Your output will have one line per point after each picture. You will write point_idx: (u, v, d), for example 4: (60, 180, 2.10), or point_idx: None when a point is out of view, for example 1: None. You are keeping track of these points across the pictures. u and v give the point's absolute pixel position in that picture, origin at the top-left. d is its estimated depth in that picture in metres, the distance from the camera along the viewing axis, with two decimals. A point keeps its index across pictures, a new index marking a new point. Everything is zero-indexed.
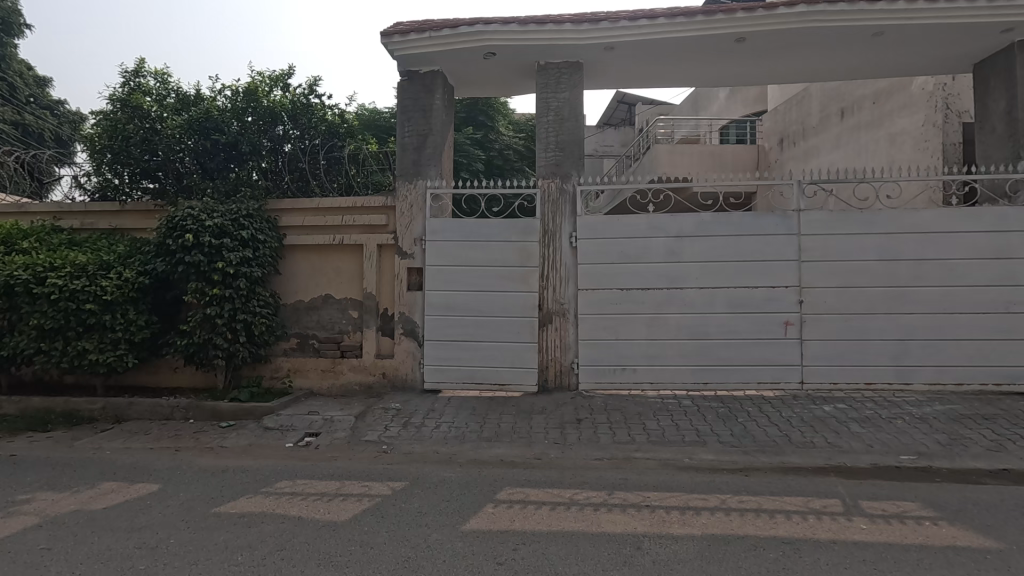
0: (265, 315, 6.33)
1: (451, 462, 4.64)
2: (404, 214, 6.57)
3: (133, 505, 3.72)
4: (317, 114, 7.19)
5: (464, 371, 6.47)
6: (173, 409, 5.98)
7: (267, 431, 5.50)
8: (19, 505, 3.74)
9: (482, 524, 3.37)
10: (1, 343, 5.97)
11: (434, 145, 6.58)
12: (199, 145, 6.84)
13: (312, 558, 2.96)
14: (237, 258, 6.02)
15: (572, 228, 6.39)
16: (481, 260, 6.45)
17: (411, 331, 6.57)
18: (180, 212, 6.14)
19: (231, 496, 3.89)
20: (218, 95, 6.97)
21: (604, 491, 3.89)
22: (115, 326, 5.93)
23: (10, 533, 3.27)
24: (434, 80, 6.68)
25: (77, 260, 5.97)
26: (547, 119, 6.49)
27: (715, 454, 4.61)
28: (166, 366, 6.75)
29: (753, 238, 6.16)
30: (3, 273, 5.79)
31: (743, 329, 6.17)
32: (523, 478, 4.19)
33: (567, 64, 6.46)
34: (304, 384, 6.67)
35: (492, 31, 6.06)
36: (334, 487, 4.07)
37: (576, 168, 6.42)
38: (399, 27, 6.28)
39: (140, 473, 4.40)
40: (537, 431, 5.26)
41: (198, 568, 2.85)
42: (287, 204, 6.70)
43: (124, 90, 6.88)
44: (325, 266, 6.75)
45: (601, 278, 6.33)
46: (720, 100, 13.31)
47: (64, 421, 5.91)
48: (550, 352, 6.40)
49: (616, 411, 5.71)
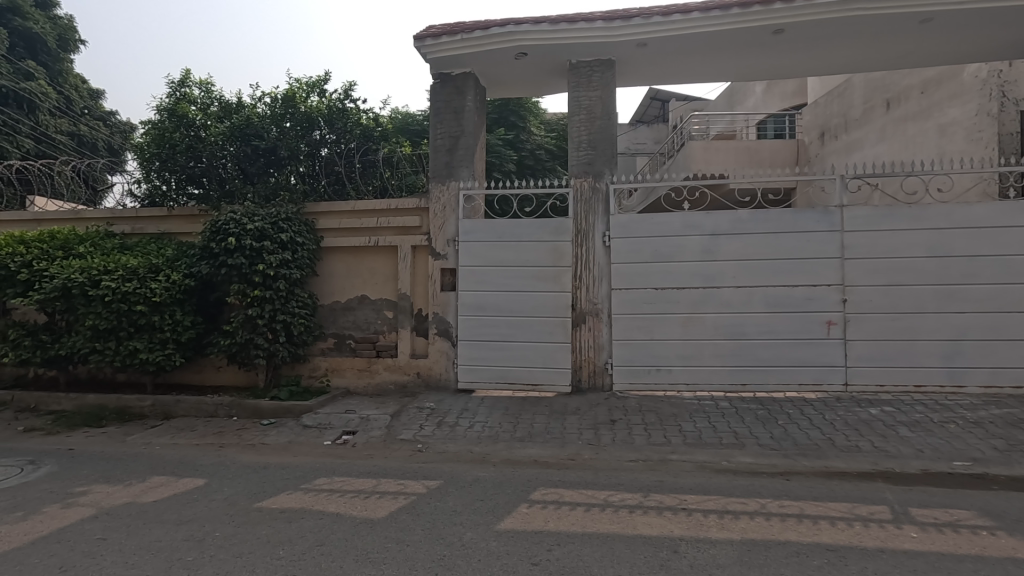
0: (303, 315, 6.50)
1: (485, 462, 4.66)
2: (437, 215, 6.63)
3: (181, 499, 3.87)
4: (353, 119, 7.37)
5: (496, 371, 6.50)
6: (217, 407, 6.20)
7: (306, 429, 5.64)
8: (76, 497, 3.93)
9: (515, 524, 3.37)
10: (60, 342, 6.30)
11: (466, 146, 6.63)
12: (241, 151, 7.08)
13: (350, 554, 3.02)
14: (277, 260, 6.20)
15: (606, 227, 6.33)
16: (512, 260, 6.46)
17: (444, 331, 6.63)
18: (223, 216, 6.36)
19: (272, 492, 4.00)
20: (258, 102, 7.22)
21: (639, 493, 3.84)
22: (163, 327, 6.18)
23: (67, 524, 3.44)
24: (467, 81, 6.73)
25: (128, 264, 6.23)
26: (579, 117, 6.46)
27: (754, 457, 4.49)
28: (210, 366, 7.00)
29: (793, 235, 5.98)
30: (61, 276, 6.08)
31: (783, 329, 6.00)
32: (556, 479, 4.17)
33: (599, 61, 6.44)
34: (341, 383, 6.81)
35: (524, 31, 6.07)
36: (371, 485, 4.14)
37: (608, 167, 6.37)
38: (432, 30, 6.37)
39: (187, 468, 4.57)
40: (571, 431, 5.24)
41: (242, 561, 2.94)
42: (324, 207, 6.84)
43: (170, 100, 7.14)
44: (361, 268, 6.88)
45: (634, 278, 6.25)
46: (757, 93, 12.92)
47: (117, 417, 6.20)
48: (583, 352, 6.35)
49: (651, 413, 5.64)
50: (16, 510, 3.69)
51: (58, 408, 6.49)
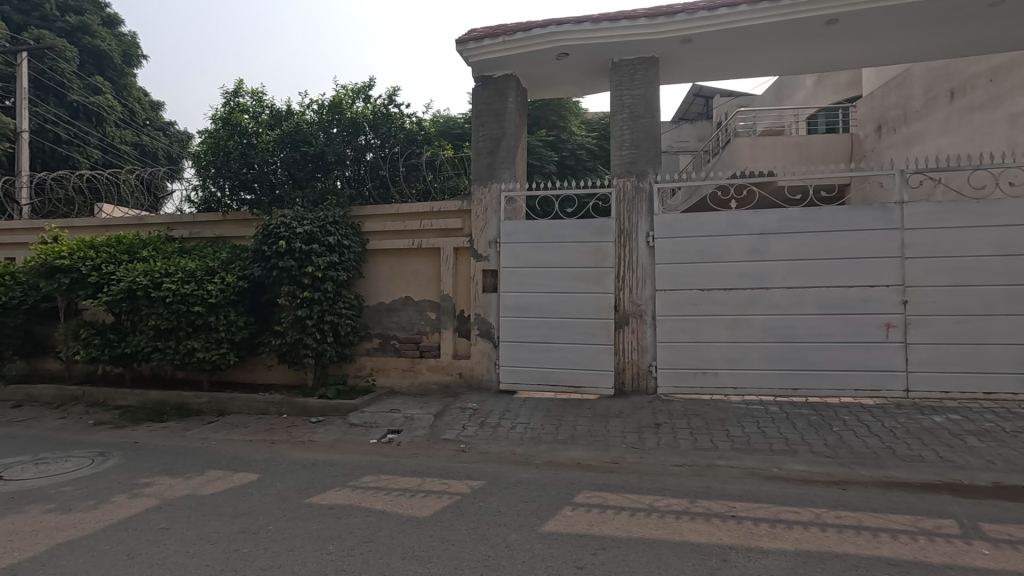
0: (349, 316, 6.66)
1: (528, 463, 4.66)
2: (478, 217, 6.68)
3: (236, 493, 4.03)
4: (396, 123, 7.48)
5: (538, 372, 6.49)
6: (269, 404, 6.42)
7: (352, 427, 5.78)
8: (141, 488, 4.15)
9: (559, 527, 3.35)
10: (127, 342, 6.67)
11: (507, 148, 6.66)
12: (291, 157, 7.31)
13: (396, 552, 3.07)
14: (325, 263, 6.39)
15: (649, 227, 6.23)
16: (553, 261, 6.44)
17: (486, 332, 6.67)
18: (274, 220, 6.58)
19: (321, 488, 4.12)
20: (306, 108, 7.45)
21: (685, 498, 3.76)
22: (219, 327, 6.46)
23: (133, 514, 3.64)
24: (508, 83, 6.75)
25: (187, 267, 6.53)
26: (621, 116, 6.39)
27: (807, 464, 4.32)
28: (262, 365, 7.26)
29: (848, 234, 5.73)
30: (126, 279, 6.42)
31: (836, 332, 5.76)
32: (600, 482, 4.13)
33: (642, 59, 6.35)
34: (385, 383, 6.95)
35: (566, 31, 6.04)
36: (416, 483, 4.20)
37: (652, 166, 6.26)
38: (474, 34, 6.43)
39: (241, 463, 4.76)
40: (614, 435, 5.17)
41: (294, 555, 3.03)
42: (369, 210, 6.99)
43: (225, 110, 7.45)
44: (404, 270, 7.01)
45: (679, 279, 6.13)
46: (807, 86, 12.43)
47: (176, 412, 6.52)
48: (626, 354, 6.27)
49: (697, 416, 5.51)
50: (88, 499, 3.92)
51: (124, 403, 6.88)
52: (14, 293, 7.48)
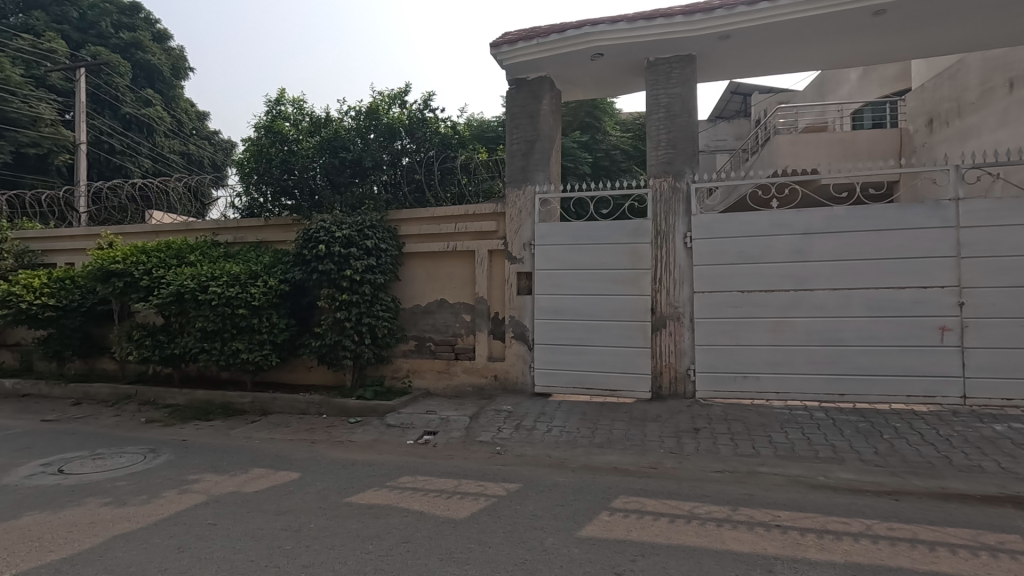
0: (386, 318, 6.77)
1: (564, 467, 4.62)
2: (513, 220, 6.69)
3: (279, 491, 4.14)
4: (432, 128, 7.62)
5: (573, 375, 6.44)
6: (309, 405, 6.58)
7: (389, 428, 5.86)
8: (190, 484, 4.31)
9: (597, 532, 3.31)
10: (175, 343, 6.93)
11: (542, 150, 6.65)
12: (330, 163, 7.47)
13: (434, 553, 3.09)
14: (363, 266, 6.51)
15: (687, 228, 6.12)
16: (589, 263, 6.39)
17: (521, 334, 6.66)
18: (314, 225, 6.73)
19: (360, 488, 4.18)
20: (345, 115, 7.62)
21: (727, 506, 3.66)
22: (261, 329, 6.66)
23: (182, 509, 3.77)
24: (542, 85, 6.75)
25: (231, 270, 6.75)
26: (658, 115, 6.30)
27: (855, 473, 4.15)
28: (302, 366, 7.44)
29: (898, 233, 5.49)
30: (175, 282, 6.68)
31: (886, 335, 5.52)
32: (637, 487, 4.06)
33: (678, 57, 6.25)
34: (421, 384, 7.02)
35: (600, 32, 5.99)
36: (453, 485, 4.22)
37: (689, 166, 6.15)
38: (508, 37, 6.45)
39: (283, 462, 4.88)
40: (652, 439, 5.09)
41: (335, 553, 3.08)
42: (405, 214, 7.09)
43: (268, 118, 7.67)
44: (439, 273, 7.07)
45: (718, 281, 5.99)
46: (852, 81, 11.98)
47: (222, 411, 6.74)
48: (664, 357, 6.17)
49: (738, 422, 5.37)
50: (140, 494, 4.09)
51: (173, 401, 7.17)
52: (72, 296, 7.87)
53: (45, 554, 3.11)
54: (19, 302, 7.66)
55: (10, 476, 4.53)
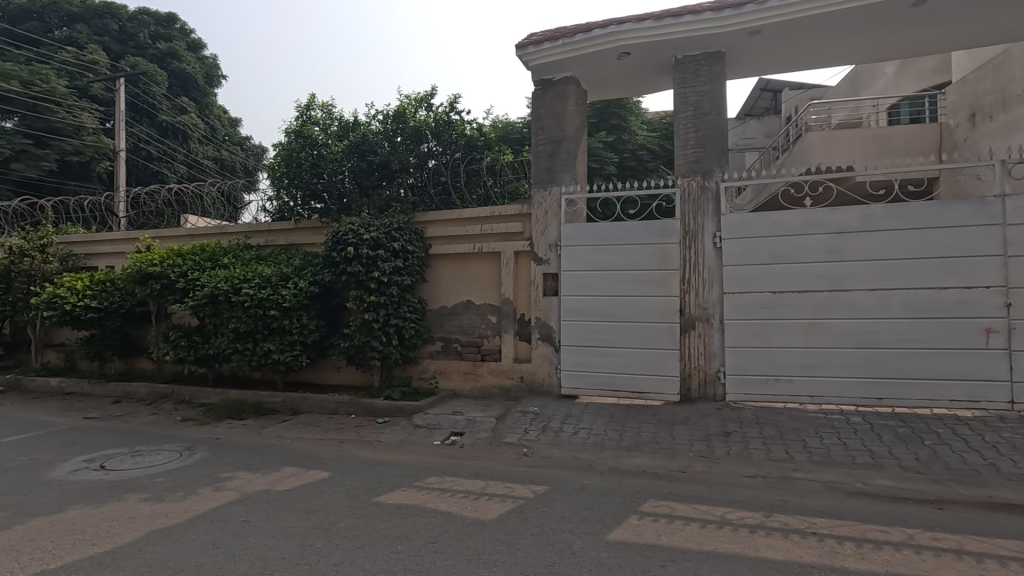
0: (413, 320, 6.83)
1: (591, 469, 4.59)
2: (539, 221, 6.67)
3: (310, 489, 4.20)
4: (458, 130, 7.63)
5: (600, 377, 6.39)
6: (338, 405, 6.67)
7: (417, 428, 5.90)
8: (224, 482, 4.41)
9: (626, 536, 3.27)
10: (209, 343, 7.12)
11: (568, 151, 6.62)
12: (358, 167, 7.56)
13: (462, 554, 3.09)
14: (390, 268, 6.57)
15: (716, 228, 6.01)
16: (616, 264, 6.33)
17: (547, 336, 6.64)
18: (343, 228, 6.83)
19: (388, 488, 4.22)
20: (372, 119, 7.71)
21: (759, 512, 3.58)
22: (292, 330, 6.78)
23: (217, 506, 3.86)
24: (568, 85, 6.71)
25: (263, 273, 6.89)
26: (686, 114, 6.21)
27: (895, 480, 4.01)
28: (331, 366, 7.55)
29: (939, 231, 5.29)
30: (210, 284, 6.85)
31: (927, 337, 5.33)
32: (667, 491, 3.99)
33: (707, 54, 6.15)
34: (448, 386, 7.05)
35: (627, 30, 5.93)
36: (480, 486, 4.23)
37: (718, 164, 6.04)
38: (534, 38, 6.45)
39: (313, 461, 4.96)
40: (681, 442, 5.00)
41: (365, 552, 3.11)
42: (432, 216, 7.13)
43: (298, 123, 7.80)
44: (466, 274, 7.09)
45: (748, 281, 5.87)
46: (888, 75, 11.62)
47: (254, 410, 6.89)
48: (693, 359, 6.07)
49: (770, 425, 5.24)
50: (177, 490, 4.21)
51: (208, 400, 7.36)
52: (113, 298, 8.15)
53: (88, 547, 3.22)
54: (63, 304, 7.96)
55: (56, 471, 4.71)
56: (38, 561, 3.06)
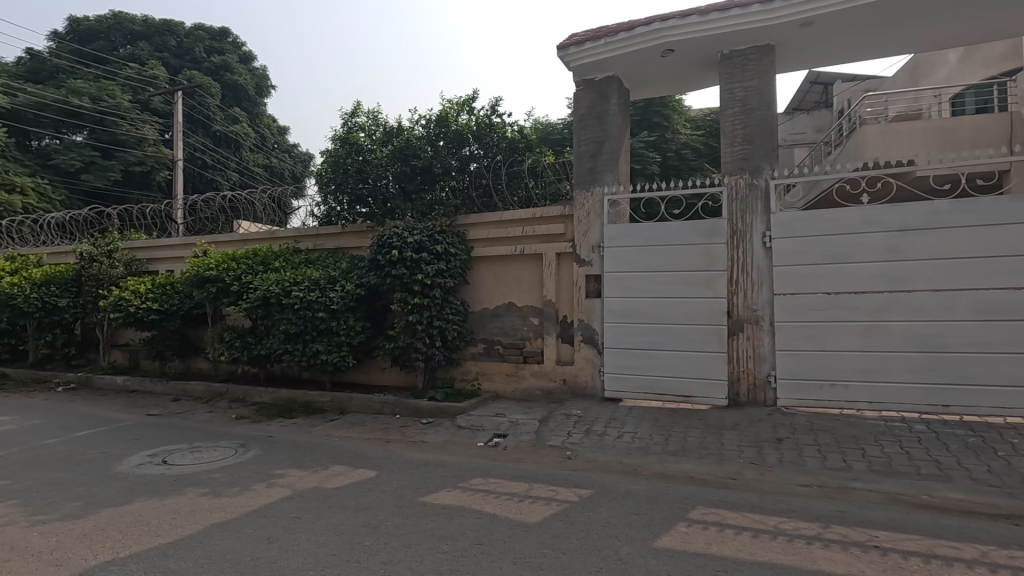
0: (456, 321, 6.89)
1: (636, 474, 4.51)
2: (581, 222, 6.62)
3: (358, 487, 4.30)
4: (499, 133, 7.66)
5: (645, 381, 6.28)
6: (384, 405, 6.80)
7: (460, 429, 5.95)
8: (277, 478, 4.56)
9: (674, 544, 3.19)
10: (262, 344, 7.38)
11: (610, 151, 6.54)
12: (401, 171, 7.68)
13: (508, 556, 3.09)
14: (433, 270, 6.66)
15: (766, 227, 5.82)
16: (660, 265, 6.22)
17: (590, 338, 6.58)
18: (387, 231, 6.95)
19: (433, 488, 4.26)
20: (416, 124, 7.82)
21: (816, 523, 3.43)
22: (339, 331, 6.97)
23: (270, 502, 4.00)
24: (610, 85, 6.64)
25: (312, 276, 7.09)
26: (733, 110, 6.05)
27: (965, 493, 3.78)
28: (377, 367, 7.71)
29: (1011, 229, 4.97)
30: (262, 287, 7.10)
31: (998, 341, 5.00)
32: (716, 499, 3.88)
33: (755, 48, 5.97)
34: (490, 387, 7.08)
35: (671, 27, 5.81)
36: (524, 488, 4.22)
37: (768, 161, 5.85)
38: (575, 38, 6.41)
39: (361, 460, 5.06)
40: (730, 448, 4.86)
41: (412, 551, 3.15)
42: (474, 219, 7.18)
43: (344, 130, 7.99)
44: (508, 276, 7.11)
45: (801, 282, 5.65)
46: (951, 63, 10.96)
47: (303, 409, 7.09)
48: (742, 362, 5.89)
49: (825, 432, 5.03)
50: (233, 486, 4.37)
51: (260, 399, 7.63)
52: (172, 300, 8.55)
53: (153, 538, 3.39)
54: (128, 307, 8.42)
55: (122, 465, 4.97)
56: (109, 550, 3.23)
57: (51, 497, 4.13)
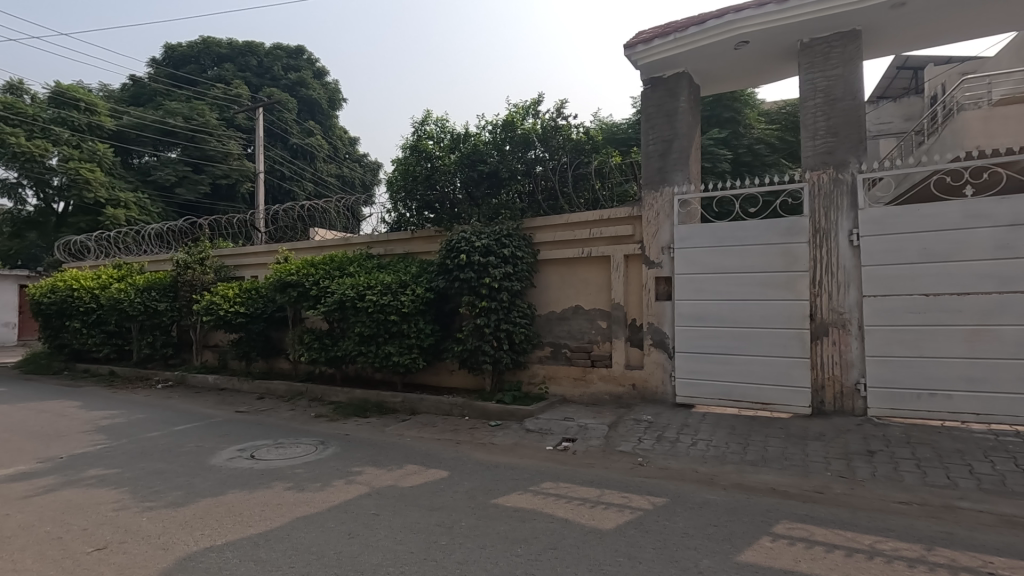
0: (523, 324, 6.91)
1: (713, 483, 4.33)
2: (650, 223, 6.47)
3: (431, 487, 4.39)
4: (565, 135, 7.62)
5: (719, 387, 6.04)
6: (453, 406, 6.92)
7: (529, 432, 5.96)
8: (355, 475, 4.74)
9: (758, 559, 3.04)
10: (338, 345, 7.71)
11: (680, 149, 6.36)
12: (468, 177, 7.78)
13: (583, 562, 3.05)
14: (500, 274, 6.71)
15: (853, 224, 5.47)
16: (736, 266, 5.97)
17: (660, 342, 6.41)
18: (456, 236, 7.07)
19: (505, 491, 4.28)
20: (482, 129, 7.89)
21: (918, 545, 3.16)
22: (410, 334, 7.17)
23: (350, 498, 4.15)
24: (679, 81, 6.45)
25: (384, 280, 7.33)
26: (814, 101, 5.73)
27: None
28: (446, 369, 7.87)
29: None
30: (338, 291, 7.42)
31: None
32: (802, 513, 3.66)
33: (839, 35, 5.63)
34: (557, 391, 7.05)
35: (745, 18, 5.57)
36: (596, 494, 4.16)
37: (854, 154, 5.50)
38: (643, 36, 6.31)
39: (433, 460, 5.17)
40: (815, 460, 4.58)
41: (486, 553, 3.18)
42: (540, 221, 7.19)
43: (413, 137, 8.13)
44: (575, 279, 7.06)
45: (893, 283, 5.25)
46: None
47: (377, 409, 7.35)
48: (826, 368, 5.56)
49: (925, 446, 4.64)
50: (316, 481, 4.59)
51: (336, 398, 7.98)
52: (257, 304, 9.11)
53: (246, 528, 3.60)
54: (218, 310, 9.04)
55: (217, 458, 5.33)
56: (208, 537, 3.47)
57: (157, 486, 4.49)
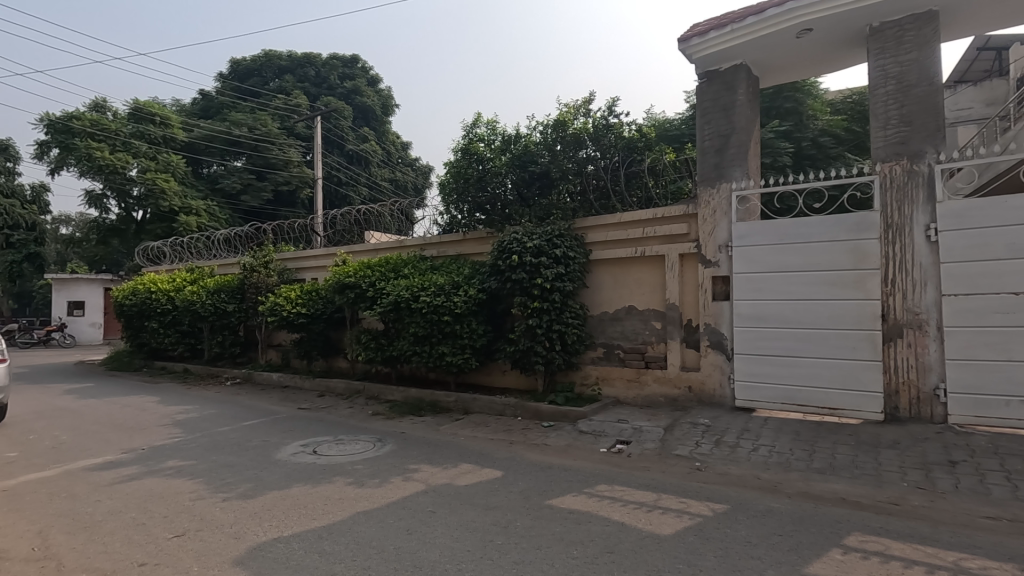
0: (576, 325, 6.86)
1: (777, 491, 4.16)
2: (707, 220, 6.29)
3: (486, 486, 4.43)
4: (616, 133, 7.52)
5: (782, 390, 5.79)
6: (505, 406, 6.96)
7: (582, 434, 5.91)
8: (412, 472, 4.85)
9: (828, 572, 2.90)
10: (394, 345, 7.91)
11: (739, 143, 6.15)
12: (519, 178, 7.78)
13: (640, 567, 3.01)
14: (553, 275, 6.69)
15: (930, 218, 5.13)
16: (799, 265, 5.71)
17: (718, 343, 6.22)
18: (507, 237, 7.10)
19: (559, 492, 4.27)
20: (533, 130, 7.88)
21: (1010, 564, 2.92)
22: (463, 334, 7.26)
23: (407, 495, 4.25)
24: (737, 74, 6.25)
25: (438, 281, 7.46)
26: (886, 89, 5.41)
27: None
28: (498, 369, 7.93)
29: None
30: (393, 292, 7.61)
31: None
32: (876, 525, 3.45)
33: (913, 17, 5.29)
34: (611, 393, 6.96)
35: (808, 4, 5.33)
36: (653, 498, 4.07)
37: (930, 144, 5.16)
38: (698, 28, 6.16)
39: (487, 460, 5.21)
40: (889, 469, 4.32)
41: (542, 554, 3.18)
42: (592, 221, 7.12)
43: (465, 140, 8.18)
44: (628, 279, 6.95)
45: (977, 281, 4.88)
46: None
47: (431, 408, 7.48)
48: (901, 372, 5.24)
49: (1015, 457, 4.28)
50: (375, 477, 4.72)
51: (392, 397, 8.18)
52: (317, 305, 9.46)
53: (310, 520, 3.75)
54: (281, 311, 9.46)
55: (282, 453, 5.58)
56: (276, 528, 3.64)
57: (228, 478, 4.74)
